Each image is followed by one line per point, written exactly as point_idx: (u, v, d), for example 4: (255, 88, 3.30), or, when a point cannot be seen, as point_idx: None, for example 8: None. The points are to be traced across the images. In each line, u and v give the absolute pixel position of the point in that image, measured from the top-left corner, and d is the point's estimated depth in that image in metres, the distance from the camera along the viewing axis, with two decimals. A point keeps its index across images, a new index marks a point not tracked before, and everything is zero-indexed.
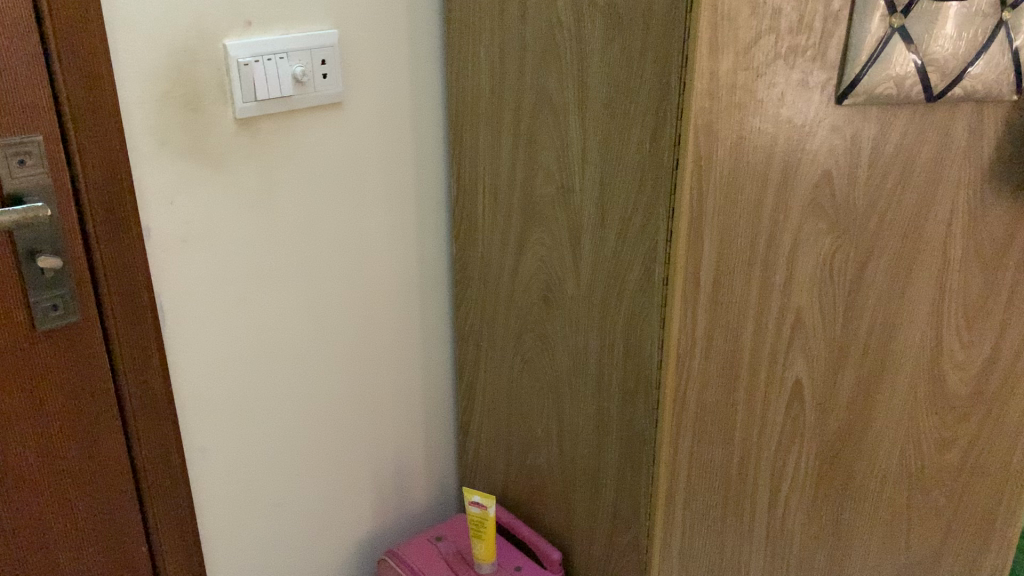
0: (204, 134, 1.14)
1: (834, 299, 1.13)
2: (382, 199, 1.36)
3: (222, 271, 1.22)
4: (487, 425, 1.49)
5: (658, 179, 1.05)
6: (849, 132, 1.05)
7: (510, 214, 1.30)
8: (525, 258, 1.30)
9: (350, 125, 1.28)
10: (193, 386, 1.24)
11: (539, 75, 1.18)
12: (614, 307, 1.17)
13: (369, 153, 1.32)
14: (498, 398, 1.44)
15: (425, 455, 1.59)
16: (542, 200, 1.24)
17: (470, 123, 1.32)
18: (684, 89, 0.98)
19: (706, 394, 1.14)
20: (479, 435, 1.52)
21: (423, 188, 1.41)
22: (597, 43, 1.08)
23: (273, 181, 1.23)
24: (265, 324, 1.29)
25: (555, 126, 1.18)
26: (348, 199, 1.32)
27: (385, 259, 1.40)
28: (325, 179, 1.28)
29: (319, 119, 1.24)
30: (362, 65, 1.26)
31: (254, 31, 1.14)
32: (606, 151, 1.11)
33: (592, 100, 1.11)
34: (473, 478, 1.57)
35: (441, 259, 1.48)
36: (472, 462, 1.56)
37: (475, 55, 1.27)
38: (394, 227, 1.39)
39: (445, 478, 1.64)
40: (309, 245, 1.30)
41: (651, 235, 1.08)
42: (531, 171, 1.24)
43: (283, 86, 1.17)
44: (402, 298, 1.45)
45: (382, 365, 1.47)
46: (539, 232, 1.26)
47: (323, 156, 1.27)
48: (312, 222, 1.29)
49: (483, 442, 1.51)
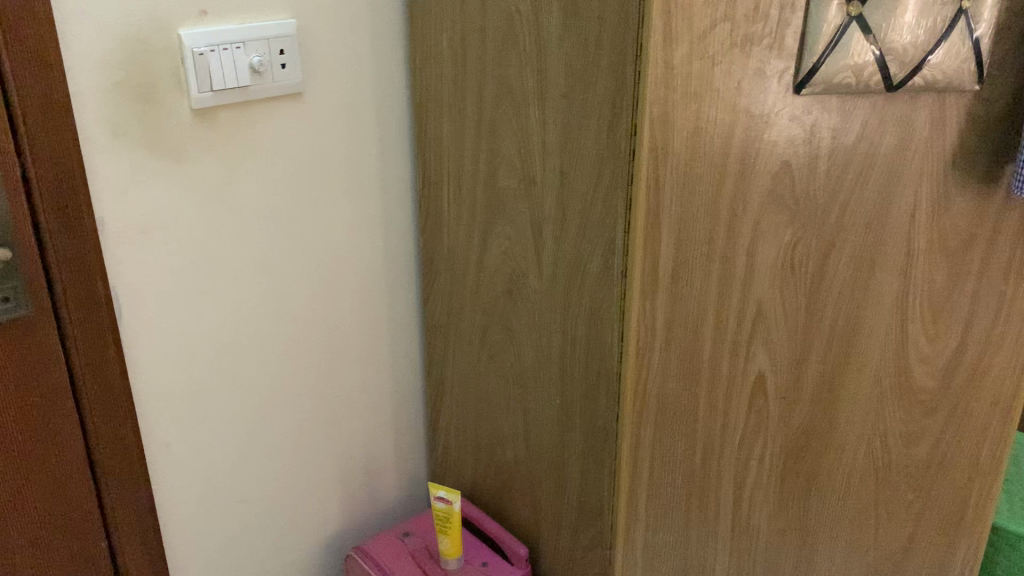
0: (159, 125, 1.12)
1: (797, 291, 1.12)
2: (346, 191, 1.35)
3: (181, 264, 1.21)
4: (455, 420, 1.48)
5: (616, 170, 1.04)
6: (809, 123, 1.04)
7: (474, 207, 1.29)
8: (489, 251, 1.29)
9: (311, 117, 1.27)
10: (153, 380, 1.23)
11: (499, 65, 1.16)
12: (575, 300, 1.16)
13: (332, 145, 1.31)
14: (465, 393, 1.43)
15: (394, 450, 1.58)
16: (505, 192, 1.23)
17: (434, 115, 1.31)
18: (639, 78, 0.97)
19: (667, 388, 1.13)
20: (448, 430, 1.50)
21: (389, 181, 1.40)
22: (555, 32, 1.07)
23: (232, 174, 1.22)
24: (227, 317, 1.28)
25: (516, 118, 1.16)
26: (311, 191, 1.31)
27: (349, 252, 1.39)
28: (286, 170, 1.27)
29: (278, 111, 1.23)
30: (323, 56, 1.25)
31: (209, 21, 1.13)
32: (564, 142, 1.10)
33: (551, 90, 1.10)
34: (442, 474, 1.56)
35: (408, 254, 1.47)
36: (441, 458, 1.55)
37: (438, 45, 1.25)
38: (359, 220, 1.38)
39: (416, 473, 1.63)
40: (269, 238, 1.29)
41: (610, 227, 1.07)
42: (494, 163, 1.23)
43: (240, 76, 1.16)
44: (369, 291, 1.44)
45: (348, 359, 1.46)
46: (503, 224, 1.25)
47: (285, 147, 1.26)
48: (273, 215, 1.28)
49: (452, 438, 1.50)
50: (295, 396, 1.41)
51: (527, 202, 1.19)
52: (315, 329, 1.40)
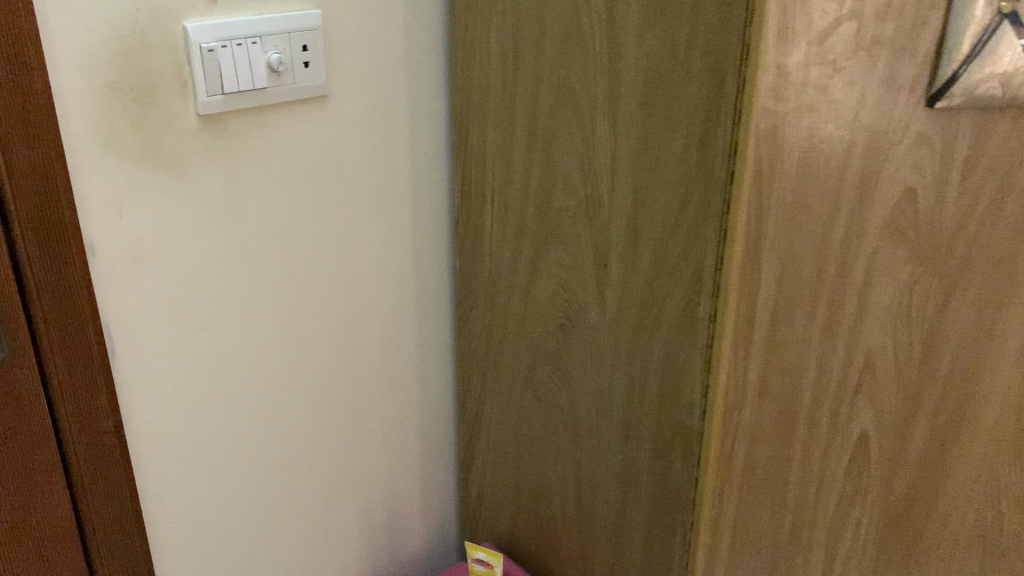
0: (160, 132, 0.95)
1: (913, 337, 0.95)
2: (372, 207, 1.18)
3: (182, 293, 1.03)
4: (491, 465, 1.31)
5: (707, 196, 0.86)
6: (940, 142, 0.87)
7: (522, 229, 1.11)
8: (539, 280, 1.11)
9: (334, 122, 1.09)
10: (149, 427, 1.06)
11: (559, 66, 0.99)
12: (646, 343, 0.99)
13: (356, 154, 1.13)
14: (504, 437, 1.26)
15: (420, 493, 1.41)
16: (561, 213, 1.05)
17: (477, 122, 1.13)
18: (743, 87, 0.80)
19: (757, 449, 0.97)
20: (483, 475, 1.33)
21: (422, 194, 1.23)
22: (634, 28, 0.89)
23: (242, 187, 1.04)
24: (234, 353, 1.11)
25: (578, 128, 0.99)
26: (332, 207, 1.13)
27: (374, 277, 1.22)
28: (304, 184, 1.09)
29: (298, 116, 1.05)
30: (350, 52, 1.07)
31: (220, 11, 0.95)
32: (640, 159, 0.93)
33: (624, 98, 0.92)
34: (476, 521, 1.39)
35: (441, 276, 1.30)
36: (474, 504, 1.38)
37: (484, 41, 1.08)
38: (384, 239, 1.21)
39: (445, 517, 1.46)
40: (283, 261, 1.11)
41: (696, 262, 0.90)
42: (549, 179, 1.05)
43: (256, 77, 0.98)
44: (396, 320, 1.27)
45: (371, 395, 1.28)
46: (556, 250, 1.07)
47: (302, 157, 1.08)
48: (287, 235, 1.10)
49: (488, 484, 1.33)
50: (310, 439, 1.23)
51: (589, 227, 1.02)
52: (334, 364, 1.22)
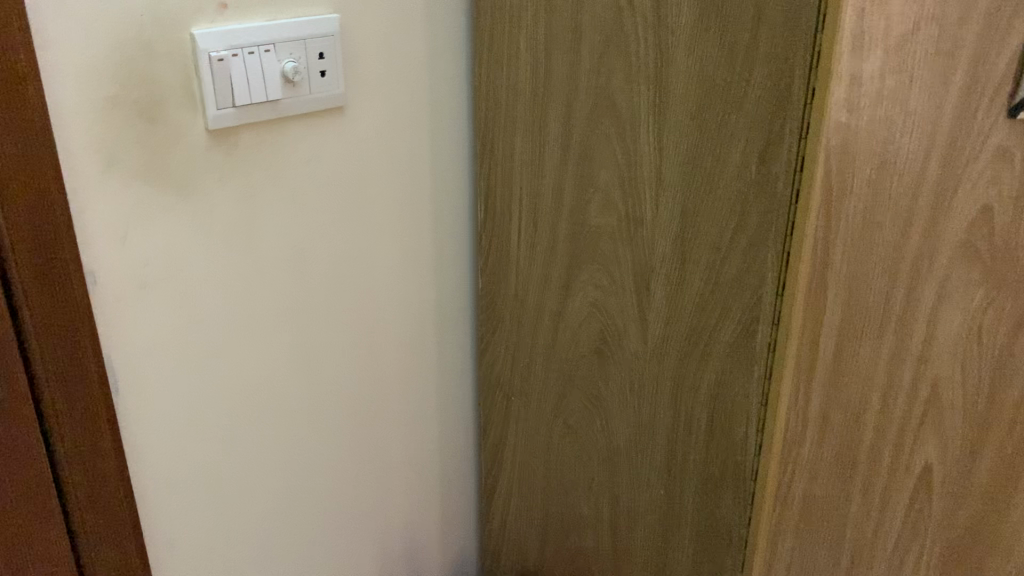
0: (167, 149, 0.87)
1: (982, 365, 0.88)
2: (389, 224, 1.10)
3: (191, 323, 0.95)
4: (515, 494, 1.24)
5: (765, 216, 0.79)
6: (1023, 156, 0.80)
7: (553, 248, 1.04)
8: (572, 302, 1.04)
9: (350, 136, 1.01)
10: (158, 470, 0.97)
11: (598, 73, 0.91)
12: (694, 373, 0.91)
13: (373, 168, 1.05)
14: (529, 466, 1.19)
15: (437, 523, 1.33)
16: (598, 232, 0.97)
17: (504, 134, 1.06)
18: (810, 98, 0.73)
19: (816, 485, 0.90)
20: (506, 505, 1.26)
21: (444, 208, 1.16)
22: (685, 34, 0.82)
23: (254, 206, 0.96)
24: (247, 386, 1.03)
25: (619, 142, 0.92)
26: (349, 226, 1.05)
27: (392, 299, 1.14)
28: (319, 202, 1.02)
29: (313, 129, 0.98)
30: (368, 60, 0.99)
31: (230, 17, 0.87)
32: (690, 175, 0.85)
33: (672, 109, 0.85)
34: (499, 552, 1.32)
35: (458, 293, 1.23)
36: (496, 534, 1.31)
37: (512, 47, 1.00)
38: (402, 258, 1.13)
39: (464, 545, 1.39)
40: (298, 286, 1.03)
41: (753, 287, 0.83)
42: (584, 195, 0.98)
43: (269, 89, 0.90)
44: (415, 343, 1.19)
45: (389, 424, 1.21)
46: (591, 270, 1.00)
47: (317, 173, 1.00)
48: (302, 257, 1.02)
49: (512, 515, 1.26)
50: (326, 474, 1.15)
51: (630, 248, 0.94)
52: (351, 393, 1.14)
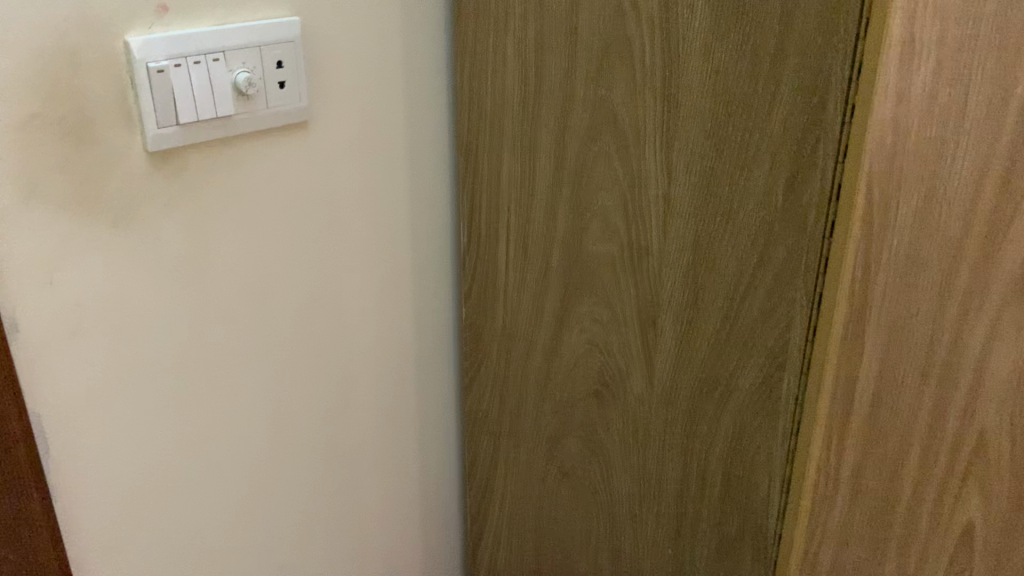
0: (101, 174, 0.75)
1: None
2: (362, 251, 0.98)
3: (137, 373, 0.83)
4: (505, 545, 1.12)
5: (794, 250, 0.70)
6: None
7: (546, 278, 0.93)
8: (566, 338, 0.92)
9: (316, 154, 0.90)
10: (100, 541, 0.84)
11: (595, 83, 0.80)
12: (708, 419, 0.81)
13: (343, 189, 0.94)
14: (520, 512, 1.08)
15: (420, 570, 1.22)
16: (598, 263, 0.86)
17: (489, 148, 0.94)
18: (847, 115, 0.64)
19: (847, 555, 0.76)
20: (495, 552, 1.15)
21: (423, 231, 1.04)
22: (699, 40, 0.71)
23: (208, 237, 0.84)
24: (204, 440, 0.90)
25: (621, 162, 0.80)
26: (317, 255, 0.94)
27: (366, 333, 1.02)
28: (282, 229, 0.90)
29: (274, 148, 0.86)
30: (336, 67, 0.88)
31: (172, 21, 0.75)
32: (705, 201, 0.75)
33: (683, 125, 0.74)
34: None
35: (440, 322, 1.11)
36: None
37: (498, 52, 0.89)
38: (376, 288, 1.02)
39: None
40: (261, 325, 0.91)
41: (779, 330, 0.73)
42: (581, 221, 0.86)
43: (218, 103, 0.78)
44: (395, 379, 1.08)
45: (367, 472, 1.08)
46: (589, 304, 0.89)
47: (280, 197, 0.88)
48: (265, 291, 0.91)
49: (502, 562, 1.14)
50: (298, 532, 1.03)
51: (634, 281, 0.83)
52: (325, 441, 1.02)
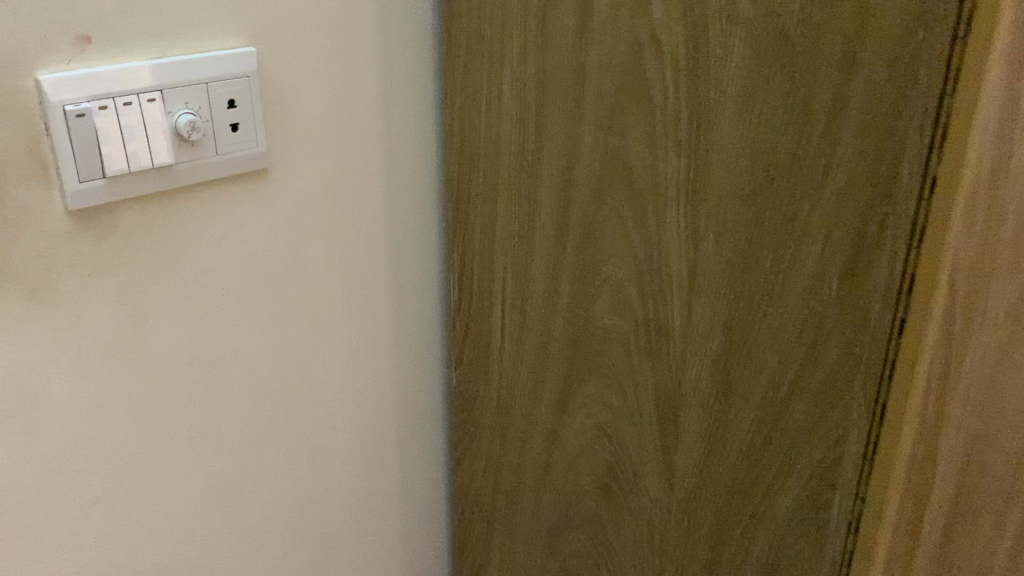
0: (9, 236, 0.62)
1: None
2: (335, 316, 0.85)
3: (59, 476, 0.69)
4: None
5: (851, 348, 0.56)
6: None
7: (546, 352, 0.80)
8: (570, 421, 0.79)
9: (280, 206, 0.76)
10: None
11: (607, 130, 0.67)
12: (736, 535, 0.68)
13: (313, 247, 0.80)
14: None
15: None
16: (608, 341, 0.73)
17: (483, 198, 0.81)
18: (926, 189, 0.50)
19: None
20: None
21: (408, 287, 0.91)
22: (734, 87, 0.58)
23: (147, 312, 0.71)
24: (145, 539, 0.76)
25: (637, 227, 0.67)
26: (283, 324, 0.80)
27: (340, 408, 0.89)
28: (238, 299, 0.76)
29: (227, 199, 0.73)
30: (302, 105, 0.75)
31: (97, 53, 0.62)
32: (738, 280, 0.61)
33: (713, 188, 0.61)
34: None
35: (427, 389, 0.98)
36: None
37: (493, 88, 0.75)
38: (351, 357, 0.88)
39: None
40: (214, 410, 0.78)
41: (829, 442, 0.59)
42: (588, 290, 0.73)
43: (154, 151, 0.65)
44: (376, 453, 0.95)
45: (343, 558, 0.95)
46: (596, 386, 0.75)
47: (235, 261, 0.75)
48: (219, 372, 0.77)
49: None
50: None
51: (651, 368, 0.70)
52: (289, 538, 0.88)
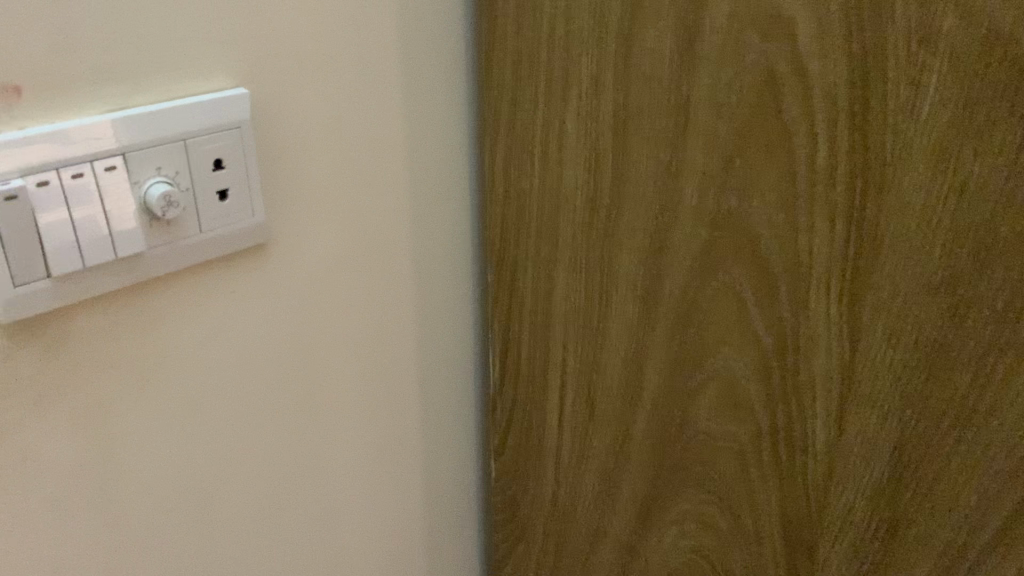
0: None
1: None
2: (357, 418, 0.68)
3: None
4: None
5: None
6: None
7: (624, 458, 0.64)
8: (657, 538, 0.64)
9: (287, 289, 0.59)
10: None
11: (724, 188, 0.51)
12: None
13: (329, 337, 0.63)
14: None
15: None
16: (715, 452, 0.58)
17: (537, 264, 0.64)
18: None
19: None
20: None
21: (441, 366, 0.74)
22: (928, 140, 0.42)
23: (117, 449, 0.53)
24: None
25: (766, 312, 0.51)
26: (293, 435, 0.63)
27: (363, 524, 0.72)
28: (238, 415, 0.59)
29: (220, 288, 0.55)
30: (309, 158, 0.57)
31: (33, 108, 0.44)
32: (920, 393, 0.46)
33: (889, 271, 0.45)
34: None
35: (462, 483, 0.81)
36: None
37: (554, 127, 0.59)
38: (376, 462, 0.71)
39: None
40: (211, 555, 0.61)
41: None
42: (687, 390, 0.57)
43: (118, 237, 0.48)
44: (405, 566, 0.78)
45: None
46: (697, 500, 0.60)
47: (233, 369, 0.58)
48: (214, 509, 0.60)
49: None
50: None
51: (779, 488, 0.55)
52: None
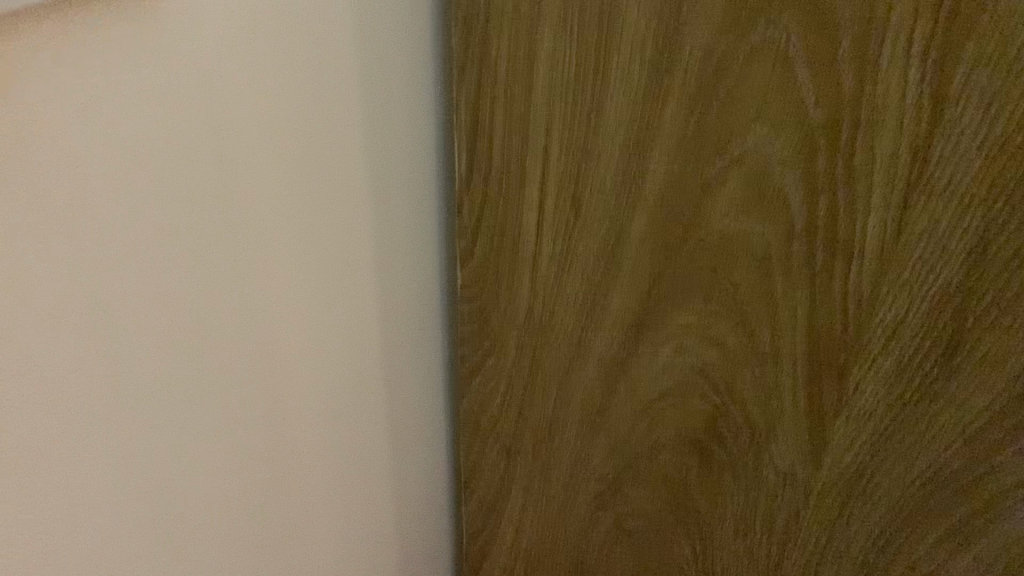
0: None
1: None
2: (290, 260, 0.47)
3: None
4: None
5: None
6: None
7: (613, 267, 0.53)
8: (648, 354, 0.55)
9: (176, 67, 0.38)
10: None
11: None
12: (931, 530, 0.47)
13: (245, 144, 0.42)
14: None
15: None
16: (731, 256, 0.47)
17: (513, 32, 0.50)
18: None
19: None
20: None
21: (398, 186, 0.56)
22: None
23: None
24: None
25: (817, 68, 0.40)
26: (190, 286, 0.41)
27: (315, 406, 0.53)
28: (111, 259, 0.37)
29: (50, 50, 0.33)
30: None
31: None
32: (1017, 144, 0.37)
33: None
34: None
35: (426, 332, 0.66)
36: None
37: None
38: (326, 322, 0.52)
39: None
40: (142, 483, 0.41)
41: None
42: (703, 184, 0.46)
43: None
44: (363, 445, 0.60)
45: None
46: (703, 311, 0.50)
47: (83, 185, 0.35)
48: (85, 417, 0.38)
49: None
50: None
51: (809, 295, 0.45)
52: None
